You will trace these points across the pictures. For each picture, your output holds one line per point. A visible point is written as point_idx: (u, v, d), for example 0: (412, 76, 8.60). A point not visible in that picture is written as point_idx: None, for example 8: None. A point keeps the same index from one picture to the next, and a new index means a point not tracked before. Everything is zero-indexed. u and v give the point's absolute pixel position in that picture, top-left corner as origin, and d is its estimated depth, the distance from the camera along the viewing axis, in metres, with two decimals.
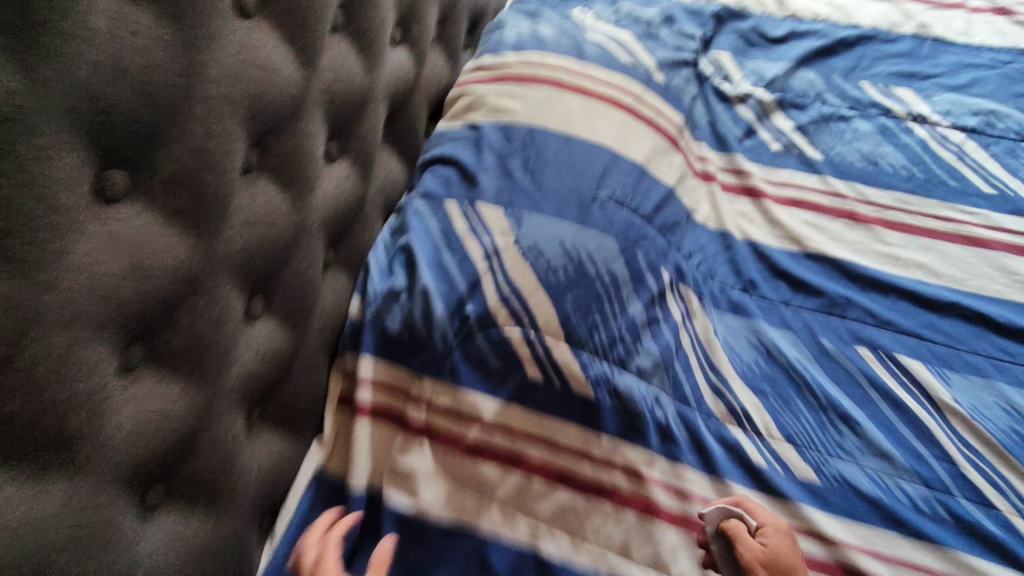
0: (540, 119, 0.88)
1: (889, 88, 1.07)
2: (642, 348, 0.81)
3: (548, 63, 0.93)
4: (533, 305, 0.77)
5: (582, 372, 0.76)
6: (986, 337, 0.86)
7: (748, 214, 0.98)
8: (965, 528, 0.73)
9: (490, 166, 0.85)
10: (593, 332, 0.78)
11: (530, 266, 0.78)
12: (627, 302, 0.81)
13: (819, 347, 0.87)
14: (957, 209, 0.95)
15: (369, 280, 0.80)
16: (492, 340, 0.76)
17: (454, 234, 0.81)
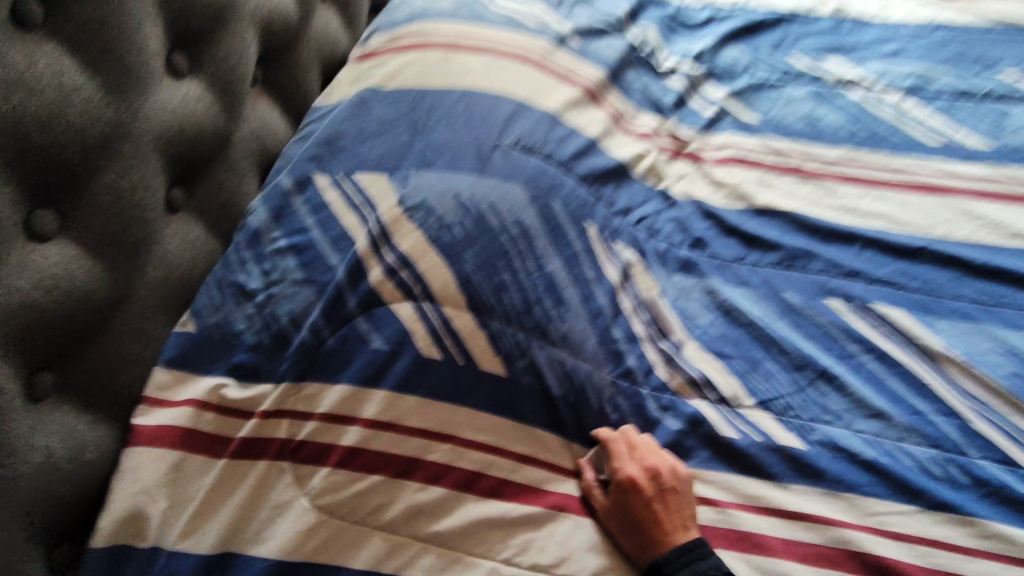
0: (429, 79, 0.75)
1: (817, 59, 1.04)
2: (569, 316, 0.64)
3: (439, 30, 0.81)
4: (424, 272, 0.62)
5: (491, 345, 0.61)
6: (966, 281, 0.75)
7: (689, 175, 0.88)
8: (987, 492, 0.58)
9: (368, 132, 0.71)
10: (501, 293, 0.62)
11: (419, 231, 0.63)
12: (544, 256, 0.65)
13: (783, 302, 0.74)
14: (908, 161, 0.88)
15: (230, 267, 0.63)
16: (375, 321, 0.61)
17: (325, 210, 0.66)
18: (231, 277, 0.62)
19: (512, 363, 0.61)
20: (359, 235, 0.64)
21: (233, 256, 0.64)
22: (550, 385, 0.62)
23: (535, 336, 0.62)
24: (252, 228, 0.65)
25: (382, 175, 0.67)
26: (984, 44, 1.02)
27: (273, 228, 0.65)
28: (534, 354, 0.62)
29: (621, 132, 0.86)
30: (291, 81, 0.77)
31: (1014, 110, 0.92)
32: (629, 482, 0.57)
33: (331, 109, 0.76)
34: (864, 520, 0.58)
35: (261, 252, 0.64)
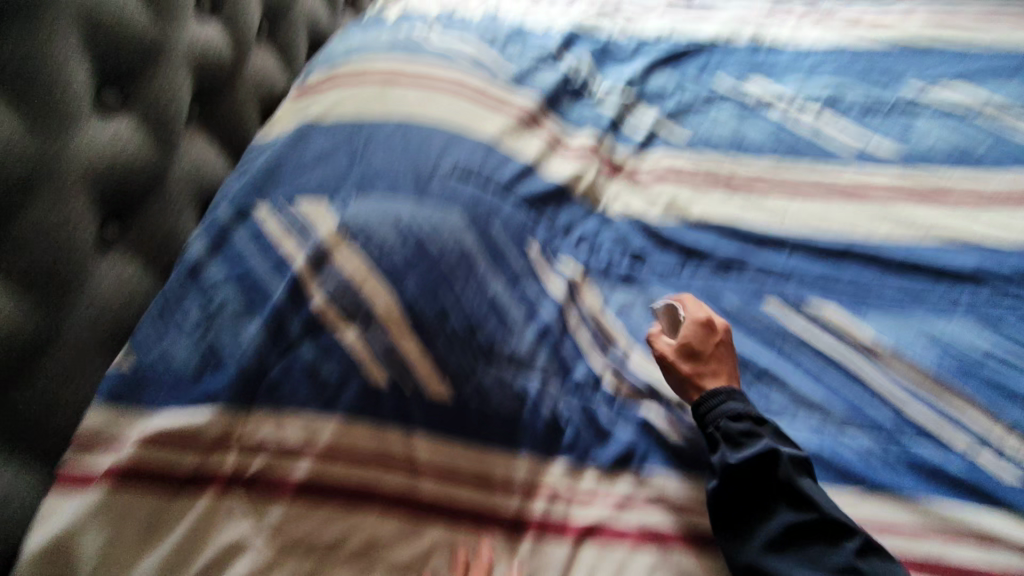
0: (366, 111, 0.77)
1: (740, 80, 1.10)
2: (513, 336, 0.65)
3: (377, 62, 0.84)
4: (367, 294, 0.62)
5: (437, 369, 0.61)
6: (890, 275, 0.79)
7: (626, 193, 0.91)
8: (926, 472, 0.60)
9: (309, 161, 0.72)
10: (444, 317, 0.62)
11: (359, 253, 0.63)
12: (486, 279, 0.66)
13: (722, 308, 0.77)
14: (829, 168, 0.93)
15: (168, 301, 0.62)
16: (321, 344, 0.60)
17: (266, 237, 0.66)
18: (168, 312, 0.61)
19: (460, 385, 0.61)
20: (297, 259, 0.63)
21: (172, 289, 0.63)
22: (497, 405, 0.62)
23: (481, 359, 0.62)
24: (190, 260, 0.65)
25: (321, 200, 0.67)
26: (888, 61, 1.11)
27: (213, 259, 0.65)
28: (479, 377, 0.62)
29: (557, 154, 0.88)
30: (231, 121, 0.78)
31: (920, 118, 0.99)
32: (705, 323, 0.67)
33: (270, 142, 0.77)
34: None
35: (200, 284, 0.63)
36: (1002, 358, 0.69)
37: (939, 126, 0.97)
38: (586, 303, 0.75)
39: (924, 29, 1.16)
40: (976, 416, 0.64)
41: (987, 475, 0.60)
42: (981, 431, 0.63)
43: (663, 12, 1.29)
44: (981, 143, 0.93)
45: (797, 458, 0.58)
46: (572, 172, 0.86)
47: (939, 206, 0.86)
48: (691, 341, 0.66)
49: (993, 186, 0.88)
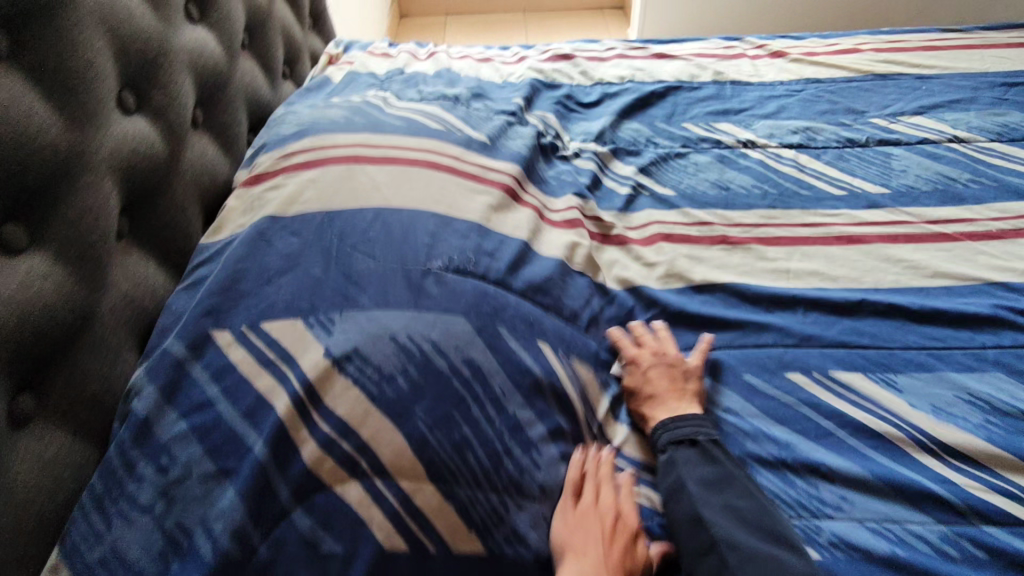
0: (329, 202, 0.66)
1: (711, 125, 1.04)
2: (542, 461, 0.56)
3: (337, 142, 0.74)
4: (368, 437, 0.52)
5: (461, 518, 0.51)
6: (909, 328, 0.74)
7: (620, 262, 0.82)
8: (1002, 562, 0.55)
9: (275, 270, 0.60)
10: (464, 452, 0.53)
11: (355, 388, 0.53)
12: (504, 396, 0.56)
13: (746, 385, 0.69)
14: (821, 214, 0.88)
15: (115, 477, 0.51)
16: (318, 510, 0.50)
17: (232, 375, 0.54)
18: (116, 492, 0.50)
19: (490, 532, 0.51)
20: (277, 398, 0.53)
21: (116, 459, 0.51)
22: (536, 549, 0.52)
23: (512, 496, 0.53)
24: (137, 415, 0.53)
25: (296, 321, 0.57)
26: (849, 97, 1.10)
27: (167, 409, 0.53)
28: (513, 518, 0.52)
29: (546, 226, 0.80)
30: (168, 226, 0.66)
31: (895, 154, 0.97)
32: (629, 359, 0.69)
33: (222, 249, 0.66)
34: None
35: (153, 447, 0.52)
36: None
37: (915, 161, 0.95)
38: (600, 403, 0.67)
39: (874, 62, 1.17)
40: None
41: None
42: None
43: (619, 57, 1.25)
44: (960, 178, 0.91)
45: (705, 483, 0.58)
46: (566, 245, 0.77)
47: (937, 246, 0.83)
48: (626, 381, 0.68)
49: (983, 222, 0.85)
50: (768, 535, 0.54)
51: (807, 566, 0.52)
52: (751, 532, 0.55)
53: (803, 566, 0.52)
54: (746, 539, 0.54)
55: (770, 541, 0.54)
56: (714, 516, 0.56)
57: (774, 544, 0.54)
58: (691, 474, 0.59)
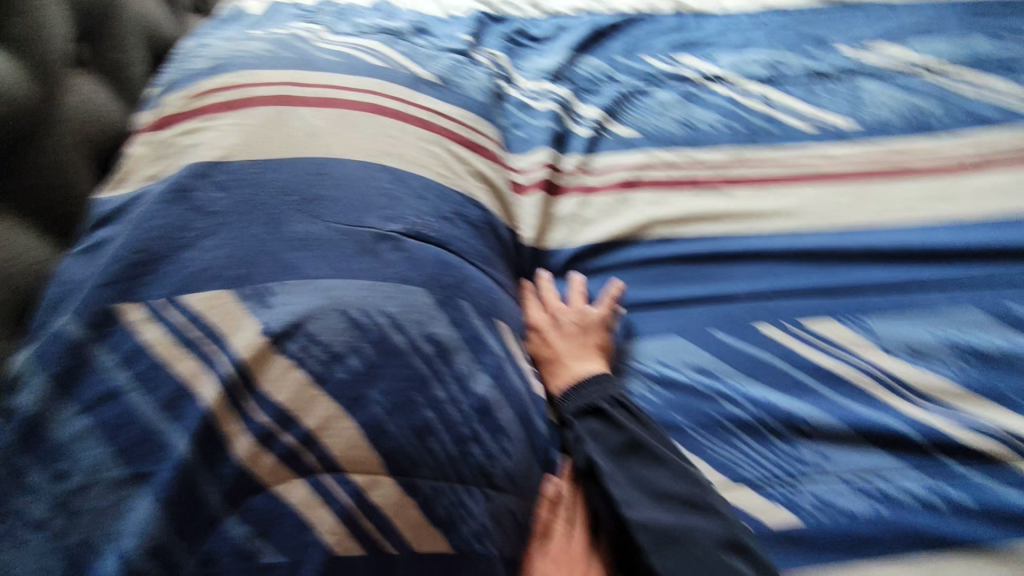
0: (251, 151, 0.55)
1: (673, 59, 0.96)
2: (512, 447, 0.50)
3: (265, 80, 0.62)
4: (316, 428, 0.45)
5: (426, 512, 0.45)
6: (883, 270, 0.70)
7: (575, 216, 0.75)
8: (990, 509, 0.53)
9: (196, 232, 0.49)
10: (426, 438, 0.46)
11: (298, 371, 0.46)
12: (471, 372, 0.50)
13: (717, 341, 0.64)
14: (790, 151, 0.83)
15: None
16: (255, 516, 0.42)
17: (146, 363, 0.45)
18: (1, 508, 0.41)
19: (452, 531, 0.45)
20: (203, 383, 0.44)
21: None
22: (500, 548, 0.47)
23: (481, 487, 0.47)
24: (24, 412, 0.43)
25: (226, 295, 0.47)
26: (815, 26, 1.04)
27: (64, 405, 0.44)
28: (478, 516, 0.47)
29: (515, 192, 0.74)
30: (46, 186, 0.54)
31: (864, 86, 0.91)
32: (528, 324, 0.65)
33: (122, 203, 0.54)
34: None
35: (46, 451, 0.42)
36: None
37: (885, 93, 0.90)
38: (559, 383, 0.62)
39: None
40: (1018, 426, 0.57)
41: None
42: None
43: None
44: (930, 109, 0.87)
45: (614, 455, 0.55)
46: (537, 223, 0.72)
47: (910, 181, 0.79)
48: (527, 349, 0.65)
49: (953, 154, 0.81)
50: (683, 503, 0.52)
51: (724, 528, 0.50)
52: (665, 506, 0.52)
53: (719, 534, 0.49)
54: (658, 515, 0.51)
55: (687, 510, 0.51)
56: (625, 493, 0.52)
57: (689, 513, 0.51)
58: (597, 447, 0.55)
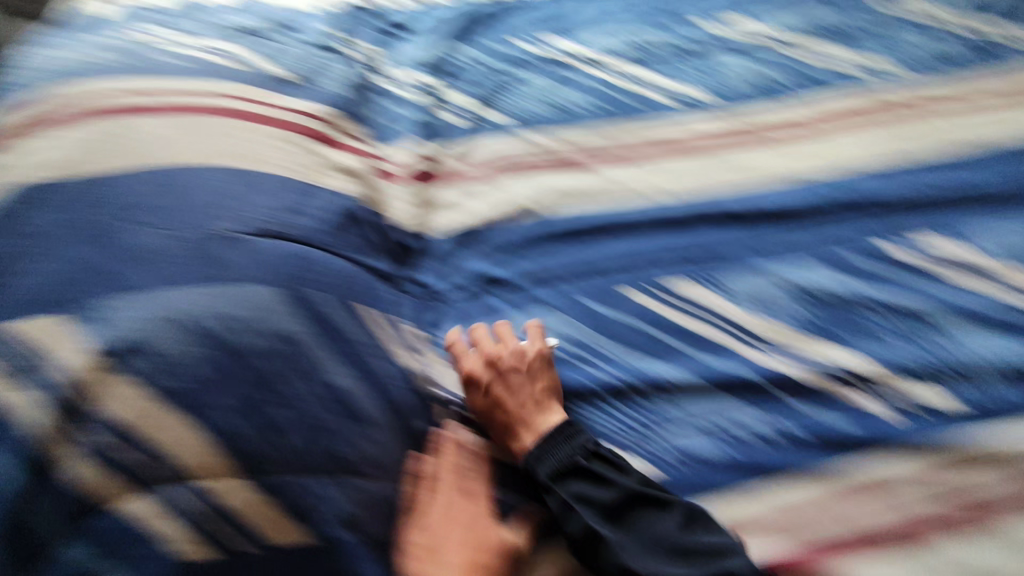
0: (89, 170, 0.55)
1: (545, 40, 0.97)
2: (374, 432, 0.52)
3: (100, 89, 0.61)
4: (163, 441, 0.44)
5: (287, 509, 0.46)
6: (744, 234, 0.74)
7: (454, 206, 0.76)
8: (825, 440, 0.60)
9: (28, 250, 0.49)
10: (280, 437, 0.47)
11: (138, 386, 0.44)
12: (324, 364, 0.51)
13: (588, 313, 0.68)
14: (659, 127, 0.85)
15: None
16: (96, 536, 0.42)
17: None
18: None
19: (310, 520, 0.46)
20: (24, 410, 0.42)
21: None
22: (361, 532, 0.48)
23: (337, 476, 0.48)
24: None
25: (53, 316, 0.46)
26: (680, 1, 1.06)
27: None
28: (335, 502, 0.48)
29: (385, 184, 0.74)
30: None
31: (724, 59, 0.96)
32: (466, 380, 0.60)
33: None
34: (739, 528, 0.56)
35: None
36: (858, 297, 0.68)
37: (743, 65, 0.95)
38: (439, 368, 0.63)
39: None
40: (852, 363, 0.64)
41: (880, 424, 0.60)
42: (857, 377, 0.63)
43: None
44: (782, 78, 0.93)
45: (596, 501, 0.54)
46: (412, 214, 0.73)
47: (766, 147, 0.84)
48: (475, 409, 0.60)
49: (803, 118, 0.87)
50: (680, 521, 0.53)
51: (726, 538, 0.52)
52: (662, 529, 0.53)
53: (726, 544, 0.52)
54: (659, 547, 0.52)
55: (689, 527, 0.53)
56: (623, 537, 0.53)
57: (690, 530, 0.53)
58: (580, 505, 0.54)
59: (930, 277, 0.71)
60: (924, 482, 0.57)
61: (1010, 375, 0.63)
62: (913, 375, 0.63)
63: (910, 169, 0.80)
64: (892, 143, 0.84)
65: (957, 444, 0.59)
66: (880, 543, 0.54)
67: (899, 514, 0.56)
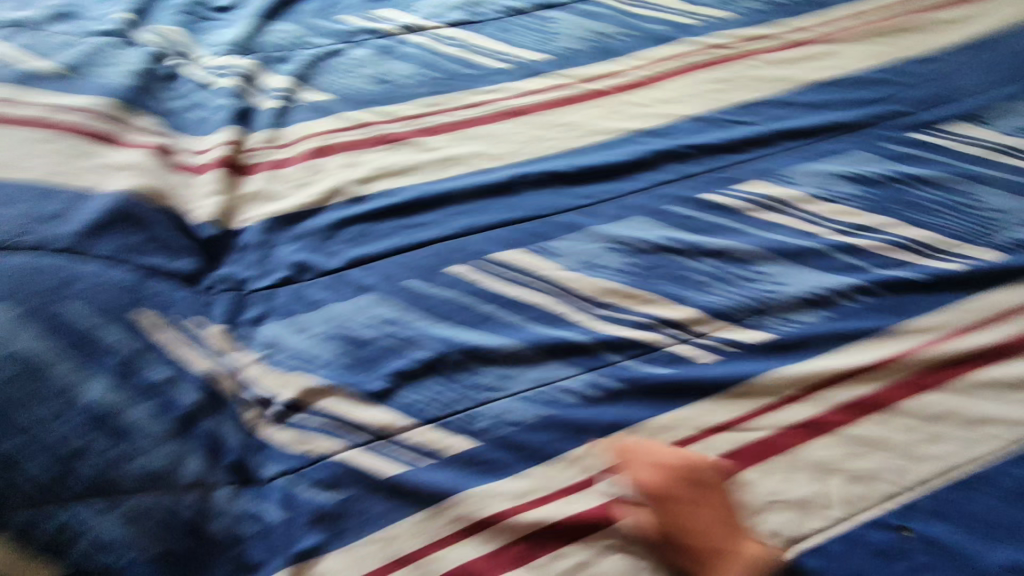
0: None
1: (370, 13, 0.94)
2: (141, 445, 0.51)
3: None
4: None
5: (32, 539, 0.47)
6: (565, 193, 0.75)
7: (268, 193, 0.72)
8: (638, 390, 0.61)
9: None
10: (20, 467, 0.48)
11: None
12: (71, 386, 0.50)
13: (409, 292, 0.66)
14: (484, 92, 0.85)
15: None
16: None
17: None
18: None
19: (64, 552, 0.48)
20: None
21: None
22: (134, 552, 0.49)
23: (93, 501, 0.49)
24: None
25: None
26: None
27: None
28: (97, 526, 0.49)
29: (183, 177, 0.70)
30: None
31: (554, 17, 0.95)
32: (641, 529, 0.54)
33: None
34: (554, 490, 0.56)
35: None
36: (674, 246, 0.70)
37: (572, 22, 0.94)
38: (249, 366, 0.60)
39: None
40: (667, 312, 0.66)
41: (689, 369, 0.62)
42: (672, 325, 0.65)
43: None
44: (610, 33, 0.93)
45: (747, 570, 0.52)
46: (213, 205, 0.68)
47: (592, 103, 0.84)
48: (649, 539, 0.54)
49: (630, 72, 0.88)
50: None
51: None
52: None
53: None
54: None
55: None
56: None
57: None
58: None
59: (745, 219, 0.73)
60: (740, 427, 0.60)
61: (811, 304, 0.67)
62: (725, 317, 0.66)
63: (726, 116, 0.83)
64: (711, 91, 0.86)
65: (770, 384, 0.62)
66: None
67: (717, 459, 0.58)
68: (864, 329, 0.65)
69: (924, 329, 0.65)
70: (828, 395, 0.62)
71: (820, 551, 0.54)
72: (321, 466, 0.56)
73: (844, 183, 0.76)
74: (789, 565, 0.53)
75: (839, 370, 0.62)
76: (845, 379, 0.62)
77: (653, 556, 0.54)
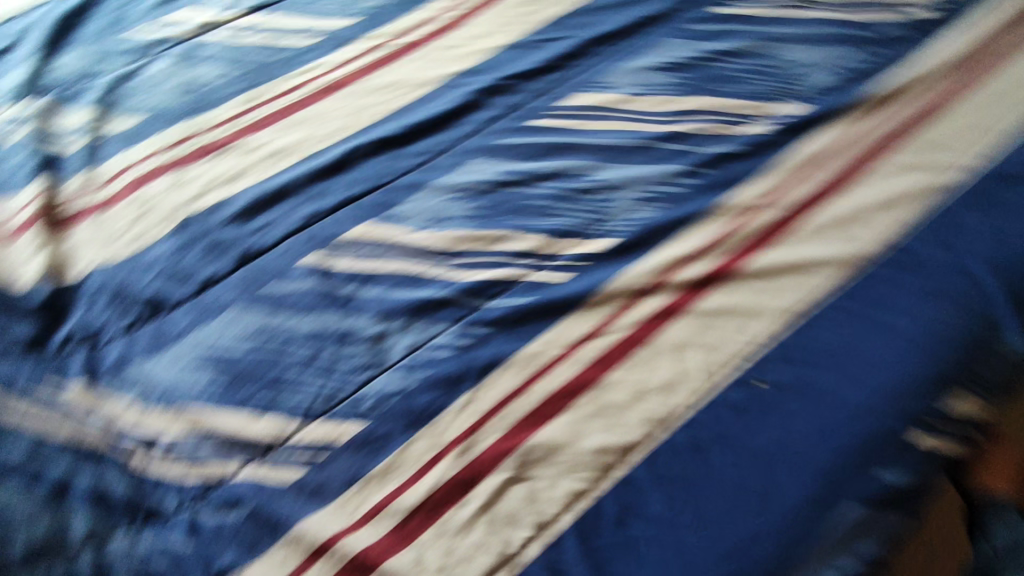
0: None
1: (162, 23, 0.91)
2: (18, 520, 0.57)
3: None
4: None
5: None
6: (400, 154, 0.75)
7: (101, 233, 0.71)
8: (505, 325, 0.63)
9: None
10: None
11: None
12: None
13: (267, 296, 0.66)
14: (297, 74, 0.83)
15: None
16: None
17: None
18: None
19: None
20: None
21: None
22: None
23: None
24: None
25: None
26: None
27: None
28: None
29: (3, 247, 0.71)
30: None
31: None
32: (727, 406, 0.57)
33: None
34: (445, 443, 0.57)
35: None
36: (513, 180, 0.72)
37: None
38: (125, 412, 0.61)
39: None
40: (518, 246, 0.68)
41: (549, 291, 0.65)
42: (527, 256, 0.67)
43: None
44: None
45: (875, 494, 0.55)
46: (37, 268, 0.68)
47: (410, 58, 0.84)
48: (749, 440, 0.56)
49: (438, 18, 0.87)
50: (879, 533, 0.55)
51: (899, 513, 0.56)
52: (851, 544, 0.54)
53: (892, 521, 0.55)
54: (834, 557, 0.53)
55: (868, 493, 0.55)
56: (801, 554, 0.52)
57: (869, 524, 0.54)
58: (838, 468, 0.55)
59: (577, 134, 0.75)
60: (605, 331, 0.62)
61: (651, 199, 0.70)
62: (573, 235, 0.68)
63: (538, 37, 0.84)
64: (522, 17, 0.86)
65: (625, 284, 0.64)
66: (575, 401, 0.58)
67: (587, 368, 0.60)
68: (700, 210, 0.69)
69: (755, 195, 0.69)
70: (681, 276, 0.65)
71: (687, 425, 0.57)
72: (224, 489, 0.57)
73: (661, 74, 0.79)
74: (664, 446, 0.56)
75: (683, 253, 0.66)
76: (692, 259, 0.66)
77: (548, 475, 0.55)
